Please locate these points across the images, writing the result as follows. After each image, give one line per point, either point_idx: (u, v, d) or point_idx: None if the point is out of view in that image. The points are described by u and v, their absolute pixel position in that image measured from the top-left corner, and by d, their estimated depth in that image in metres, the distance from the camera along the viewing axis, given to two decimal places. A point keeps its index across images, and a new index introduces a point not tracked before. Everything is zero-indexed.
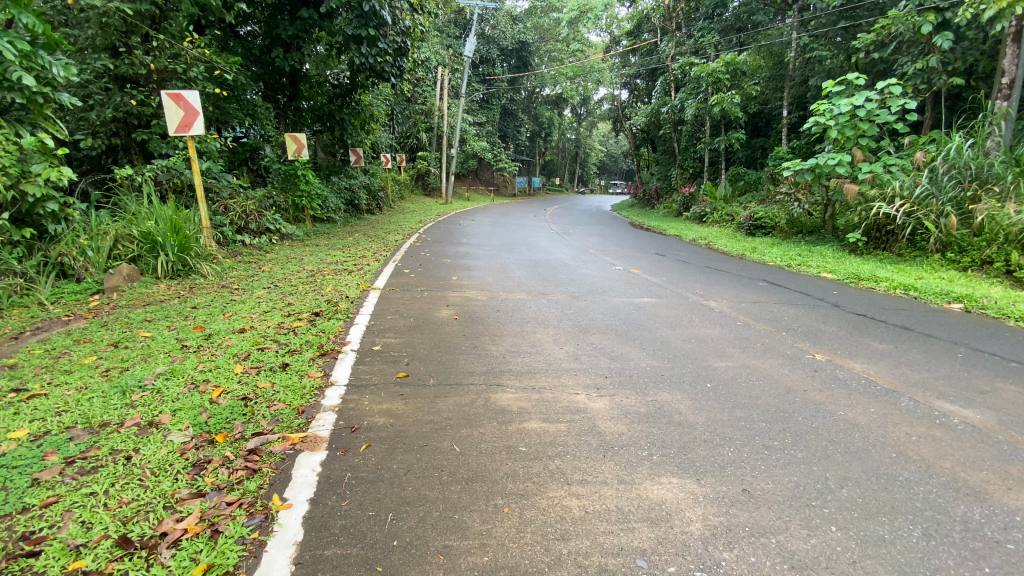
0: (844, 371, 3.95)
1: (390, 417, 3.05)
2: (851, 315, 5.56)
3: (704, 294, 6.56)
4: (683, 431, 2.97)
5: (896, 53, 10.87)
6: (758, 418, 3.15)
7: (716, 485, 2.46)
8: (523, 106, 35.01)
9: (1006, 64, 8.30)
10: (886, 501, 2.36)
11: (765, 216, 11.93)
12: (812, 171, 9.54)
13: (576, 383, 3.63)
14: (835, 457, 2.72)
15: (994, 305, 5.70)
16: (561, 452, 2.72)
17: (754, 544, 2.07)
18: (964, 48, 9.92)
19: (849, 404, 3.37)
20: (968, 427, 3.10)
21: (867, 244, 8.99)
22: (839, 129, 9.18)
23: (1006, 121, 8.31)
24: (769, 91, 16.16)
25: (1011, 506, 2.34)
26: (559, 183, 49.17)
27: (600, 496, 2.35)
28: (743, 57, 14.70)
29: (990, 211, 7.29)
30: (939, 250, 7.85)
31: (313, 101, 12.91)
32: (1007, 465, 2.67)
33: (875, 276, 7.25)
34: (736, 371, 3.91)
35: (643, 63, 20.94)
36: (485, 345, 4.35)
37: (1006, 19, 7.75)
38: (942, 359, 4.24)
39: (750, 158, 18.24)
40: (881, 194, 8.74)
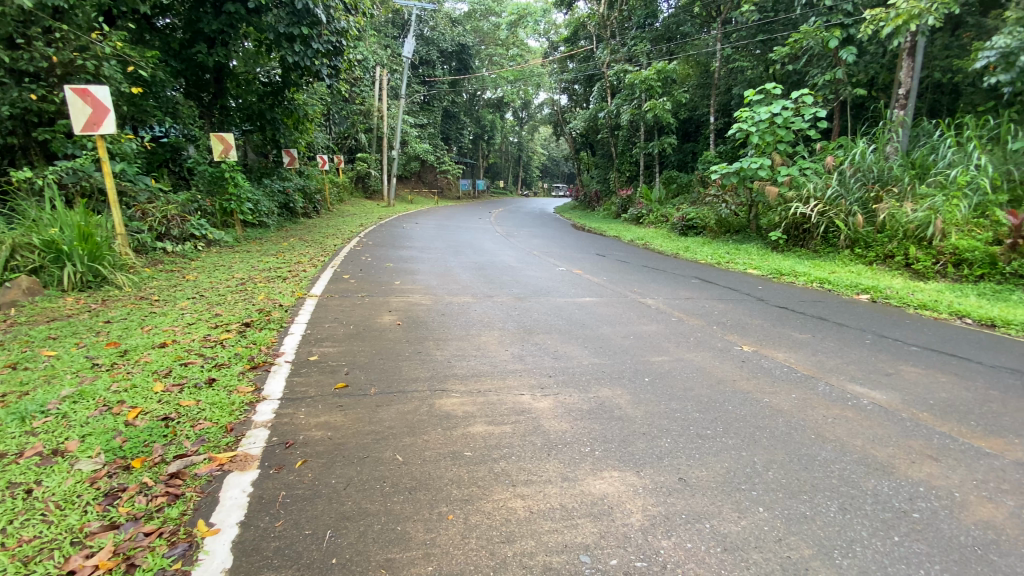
0: (769, 361, 4.22)
1: (328, 430, 2.93)
2: (774, 309, 5.96)
3: (641, 292, 6.82)
4: (623, 424, 3.06)
5: (808, 65, 11.78)
6: (691, 408, 3.30)
7: (654, 476, 2.55)
8: (465, 108, 34.86)
9: (903, 76, 9.13)
10: (805, 480, 2.54)
11: (696, 217, 12.56)
12: (737, 174, 10.18)
13: (521, 384, 3.66)
14: (761, 442, 2.90)
15: (895, 295, 6.30)
16: (506, 453, 2.73)
17: (690, 530, 2.16)
18: (867, 61, 10.89)
19: (773, 391, 3.61)
20: (875, 406, 3.41)
21: (787, 242, 9.69)
22: (760, 134, 9.85)
23: (903, 129, 9.12)
24: (697, 98, 17.05)
25: (913, 478, 2.59)
26: (503, 186, 49.51)
27: (544, 496, 2.37)
28: (673, 66, 15.45)
29: (891, 211, 8.04)
30: (848, 246, 8.57)
31: (242, 99, 12.43)
32: (909, 441, 2.95)
33: (794, 271, 7.82)
34: (671, 364, 4.08)
35: (581, 70, 21.29)
36: (429, 350, 4.28)
37: (902, 35, 8.55)
38: (853, 346, 4.63)
39: (681, 162, 19.16)
40: (798, 195, 9.41)
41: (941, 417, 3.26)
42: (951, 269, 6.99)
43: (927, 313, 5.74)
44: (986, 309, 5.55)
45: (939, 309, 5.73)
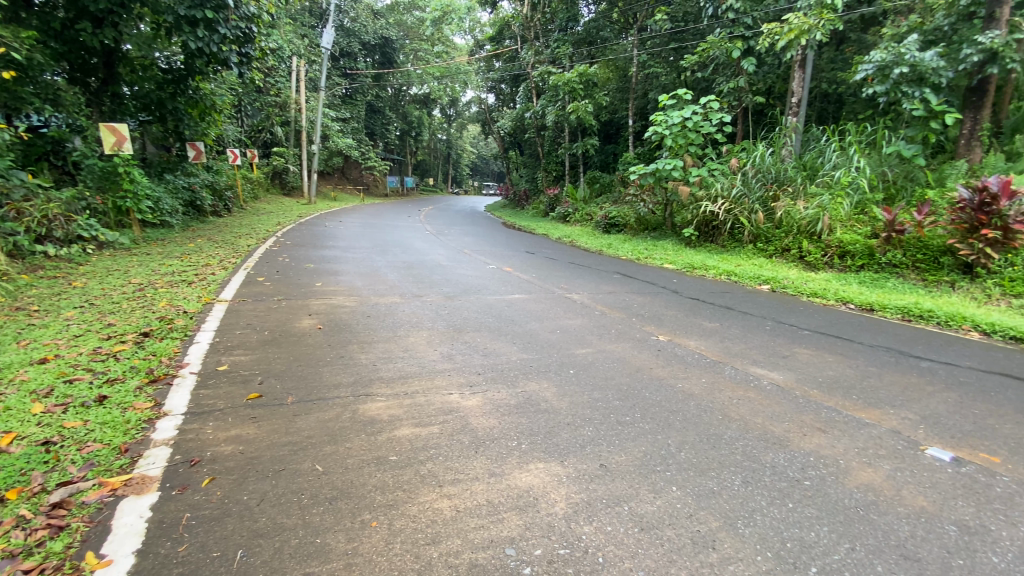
0: (682, 349, 4.52)
1: (239, 444, 2.75)
2: (688, 301, 6.36)
3: (567, 288, 7.01)
4: (549, 417, 3.15)
5: (715, 74, 12.67)
6: (612, 397, 3.45)
7: (577, 464, 2.64)
8: (390, 103, 33.86)
9: (796, 86, 10.07)
10: (713, 458, 2.75)
11: (618, 215, 13.13)
12: (654, 175, 10.76)
13: (449, 383, 3.64)
14: (675, 425, 3.10)
15: (791, 285, 6.96)
16: (433, 454, 2.71)
17: (610, 514, 2.26)
18: (765, 71, 11.90)
19: (686, 377, 3.87)
20: (773, 386, 3.76)
21: (699, 238, 10.39)
22: (673, 137, 10.49)
23: (795, 134, 10.03)
24: (617, 101, 17.78)
25: (804, 449, 2.89)
26: (432, 184, 48.84)
27: (471, 493, 2.38)
28: (593, 69, 16.02)
29: (787, 208, 8.87)
30: (751, 241, 9.36)
31: (137, 87, 11.38)
32: (801, 415, 3.29)
33: (705, 265, 8.42)
34: (594, 356, 4.25)
35: (507, 69, 21.52)
36: (353, 354, 4.15)
37: (794, 49, 9.41)
38: (756, 332, 5.06)
39: (604, 162, 19.92)
40: (708, 194, 10.13)
41: (827, 393, 3.65)
42: (836, 260, 7.82)
43: (818, 300, 6.39)
44: (865, 295, 6.27)
45: (827, 297, 6.40)
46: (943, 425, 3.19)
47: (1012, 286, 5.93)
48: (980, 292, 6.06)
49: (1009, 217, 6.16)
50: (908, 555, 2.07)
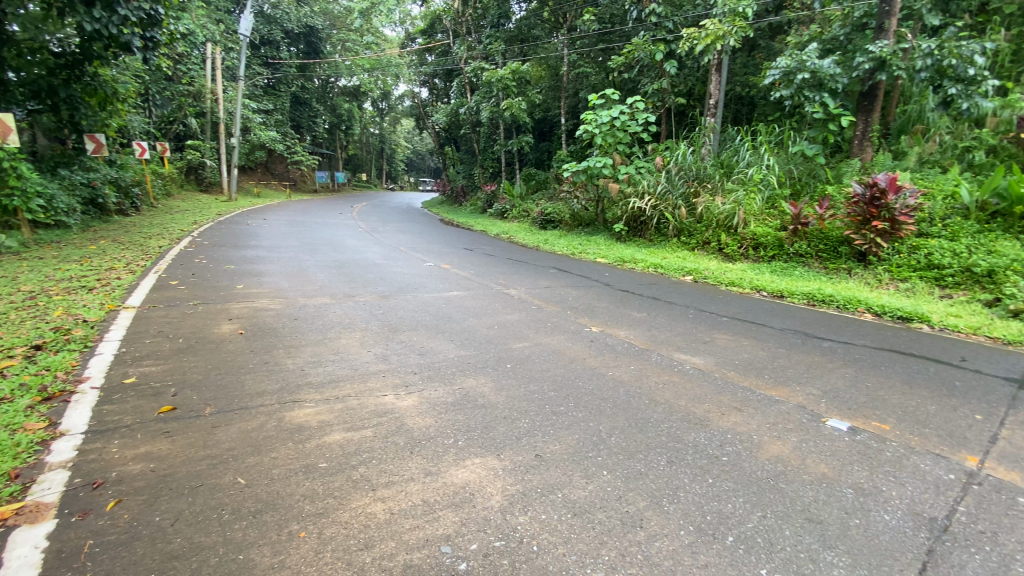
0: (613, 339, 4.70)
1: (150, 462, 2.54)
2: (619, 293, 6.61)
3: (504, 284, 7.07)
4: (486, 412, 3.17)
5: (640, 75, 13.21)
6: (547, 388, 3.53)
7: (513, 457, 2.68)
8: (317, 95, 32.29)
9: (713, 88, 10.70)
10: (641, 441, 2.89)
11: (554, 211, 13.38)
12: (585, 172, 11.07)
13: (383, 384, 3.56)
14: (606, 412, 3.22)
15: (711, 275, 7.43)
16: (365, 458, 2.65)
17: (544, 503, 2.32)
18: (686, 74, 12.55)
19: (617, 366, 4.03)
20: (696, 370, 4.00)
21: (629, 233, 10.82)
22: (602, 135, 10.84)
23: (713, 134, 10.69)
24: (549, 99, 17.93)
25: (722, 427, 3.10)
26: (366, 180, 47.30)
27: (406, 494, 2.35)
28: (525, 67, 16.21)
29: (707, 204, 9.44)
30: (676, 235, 9.88)
31: (25, 72, 9.99)
32: (721, 396, 3.53)
33: (634, 258, 8.79)
34: (530, 350, 4.31)
35: (439, 63, 21.26)
36: (279, 359, 3.95)
37: (711, 53, 9.99)
38: (680, 321, 5.36)
39: (539, 159, 20.20)
40: (636, 191, 10.57)
41: (744, 374, 3.95)
42: (750, 251, 8.44)
43: (735, 289, 6.87)
44: (775, 283, 6.81)
45: (743, 285, 6.89)
46: (841, 398, 3.54)
47: (897, 271, 6.66)
48: (871, 278, 6.76)
49: (895, 210, 6.81)
50: (811, 518, 2.28)
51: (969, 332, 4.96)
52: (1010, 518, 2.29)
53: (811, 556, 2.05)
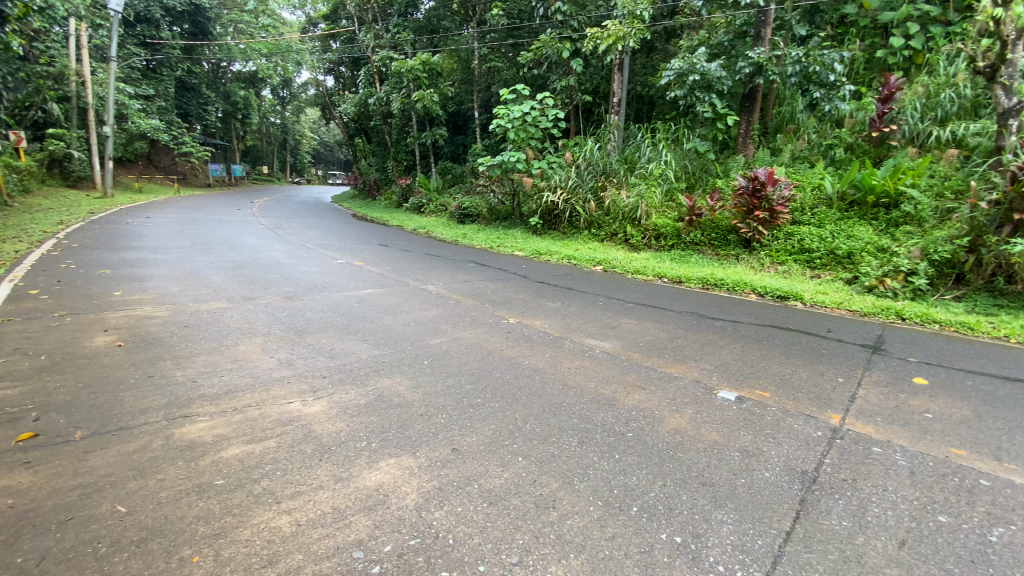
0: (529, 329, 4.81)
1: (4, 500, 2.20)
2: (535, 284, 6.77)
3: (421, 279, 6.95)
4: (401, 410, 3.11)
5: (549, 71, 13.51)
6: (464, 382, 3.54)
7: (429, 453, 2.66)
8: (207, 81, 29.23)
9: (616, 87, 11.22)
10: (555, 425, 2.99)
11: (470, 205, 13.36)
12: (500, 166, 11.16)
13: (289, 391, 3.36)
14: (522, 400, 3.30)
15: (620, 264, 7.83)
16: (269, 470, 2.49)
17: (460, 495, 2.33)
18: (591, 72, 13.04)
19: (532, 354, 4.13)
20: (606, 354, 4.22)
21: (543, 226, 11.10)
22: (515, 130, 10.97)
23: (618, 131, 11.24)
24: (462, 93, 17.65)
25: (628, 405, 3.30)
26: (268, 174, 44.03)
27: (314, 504, 2.25)
28: (436, 58, 15.97)
29: (614, 197, 9.92)
30: (587, 227, 10.29)
31: None
32: (628, 377, 3.75)
33: (550, 251, 9.02)
34: (447, 344, 4.29)
35: (345, 51, 20.32)
36: (167, 372, 3.58)
37: (613, 53, 10.45)
38: (592, 309, 5.60)
39: (454, 153, 20.02)
40: (549, 185, 10.87)
41: (648, 355, 4.22)
42: (653, 241, 9.01)
43: (641, 277, 7.31)
44: (675, 270, 7.34)
45: (647, 273, 7.35)
46: (731, 371, 3.91)
47: (776, 256, 7.45)
48: (755, 263, 7.51)
49: (772, 201, 7.59)
50: (706, 482, 2.51)
51: (834, 307, 5.68)
52: (864, 466, 2.66)
53: (705, 516, 2.25)
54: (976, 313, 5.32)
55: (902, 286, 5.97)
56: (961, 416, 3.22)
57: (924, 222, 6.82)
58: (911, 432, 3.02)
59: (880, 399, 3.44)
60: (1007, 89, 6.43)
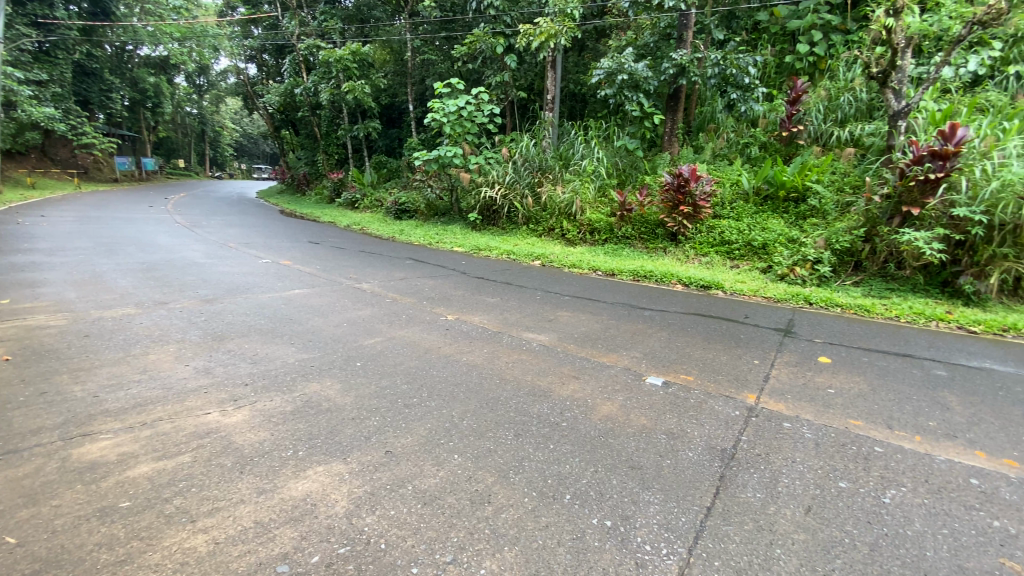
0: (467, 325, 4.79)
1: None
2: (473, 280, 6.74)
3: (354, 278, 6.71)
4: (331, 415, 2.99)
5: (484, 66, 13.45)
6: (399, 382, 3.46)
7: (361, 457, 2.58)
8: (111, 65, 26.25)
9: (550, 83, 11.36)
10: (492, 420, 3.00)
11: (407, 201, 13.07)
12: (437, 161, 11.00)
13: (208, 402, 3.14)
14: (459, 397, 3.28)
15: (557, 259, 7.97)
16: (184, 487, 2.32)
17: (393, 499, 2.27)
18: (526, 69, 13.11)
19: (470, 350, 4.11)
20: (542, 347, 4.28)
21: (482, 222, 11.08)
22: (450, 125, 10.84)
23: (553, 127, 11.40)
24: (395, 85, 17.25)
25: (564, 396, 3.37)
26: (184, 167, 40.72)
27: (234, 519, 2.11)
28: (367, 49, 15.44)
29: (550, 193, 10.06)
30: (525, 222, 10.39)
31: None
32: (564, 368, 3.83)
33: (489, 246, 9.02)
34: (382, 344, 4.18)
35: (268, 38, 19.19)
36: (62, 388, 3.22)
37: (546, 50, 10.56)
38: (530, 303, 5.66)
39: (388, 147, 19.47)
40: (486, 180, 10.86)
41: (583, 346, 4.33)
42: (587, 235, 9.25)
43: (576, 271, 7.48)
44: (609, 263, 7.57)
45: (583, 267, 7.53)
46: (659, 358, 4.10)
47: (701, 248, 7.88)
48: (682, 255, 7.91)
49: (696, 196, 8.02)
50: (635, 465, 2.61)
51: (751, 295, 6.10)
52: (775, 440, 2.89)
53: (634, 498, 2.35)
54: (870, 297, 5.90)
55: (809, 274, 6.50)
56: (858, 389, 3.57)
57: (828, 215, 7.46)
58: (816, 406, 3.31)
59: (790, 378, 3.75)
60: (894, 94, 7.11)
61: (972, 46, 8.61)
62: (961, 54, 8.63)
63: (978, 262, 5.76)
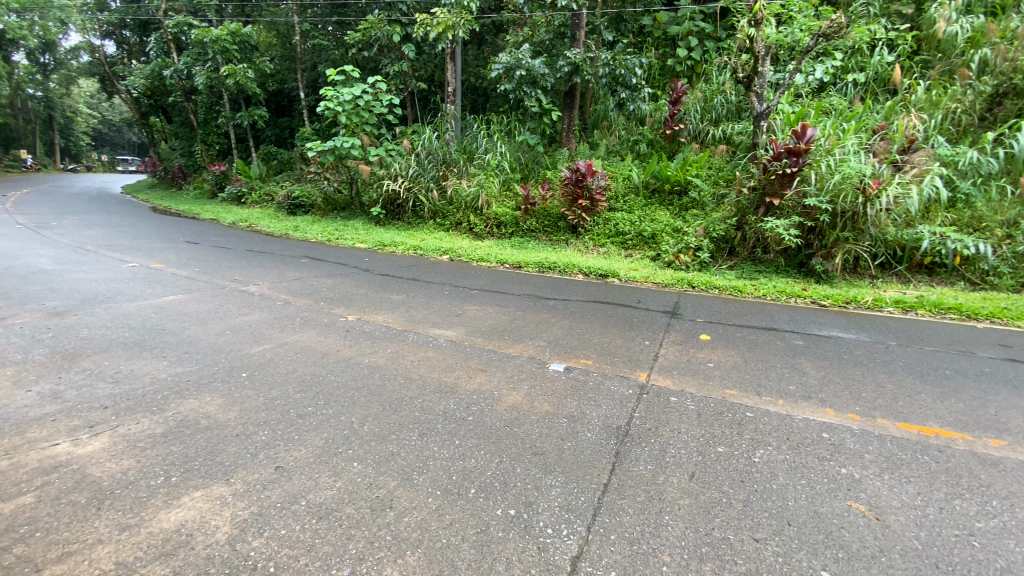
0: (369, 325, 4.60)
1: None
2: (376, 277, 6.49)
3: (241, 280, 6.14)
4: (212, 433, 2.71)
5: (380, 55, 12.92)
6: (293, 391, 3.23)
7: (246, 476, 2.37)
8: None
9: (450, 75, 11.20)
10: (394, 422, 2.91)
11: (301, 195, 12.23)
12: (333, 152, 10.40)
13: (55, 432, 2.70)
14: (359, 401, 3.14)
15: (465, 253, 7.93)
16: (21, 535, 1.97)
17: (284, 517, 2.12)
18: (425, 60, 12.83)
19: (371, 351, 3.96)
20: (448, 342, 4.24)
21: (386, 216, 10.72)
22: (346, 115, 10.30)
23: (455, 120, 11.28)
24: (283, 70, 16.03)
25: (469, 390, 3.36)
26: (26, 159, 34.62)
27: (87, 564, 1.84)
28: (248, 29, 14.14)
29: (455, 186, 9.97)
30: (432, 216, 10.22)
31: None
32: (470, 362, 3.82)
33: (393, 241, 8.74)
34: (273, 351, 3.88)
35: (127, 12, 16.85)
36: None
37: (445, 41, 10.40)
38: (435, 298, 5.58)
39: (278, 137, 18.07)
40: (388, 173, 10.52)
41: (488, 338, 4.36)
42: (494, 229, 9.32)
43: (484, 264, 7.49)
44: (516, 255, 7.69)
45: (490, 260, 7.57)
46: (561, 346, 4.24)
47: (599, 239, 8.30)
48: (582, 246, 8.26)
49: (592, 190, 8.41)
50: (538, 451, 2.68)
51: (643, 281, 6.53)
52: (664, 415, 3.12)
53: (536, 484, 2.41)
54: (742, 279, 6.60)
55: (691, 260, 7.12)
56: (732, 361, 3.98)
57: (706, 206, 8.20)
58: (699, 380, 3.63)
59: (676, 355, 4.08)
60: (757, 97, 7.95)
61: (817, 56, 9.88)
62: (809, 63, 9.87)
63: (826, 245, 6.67)
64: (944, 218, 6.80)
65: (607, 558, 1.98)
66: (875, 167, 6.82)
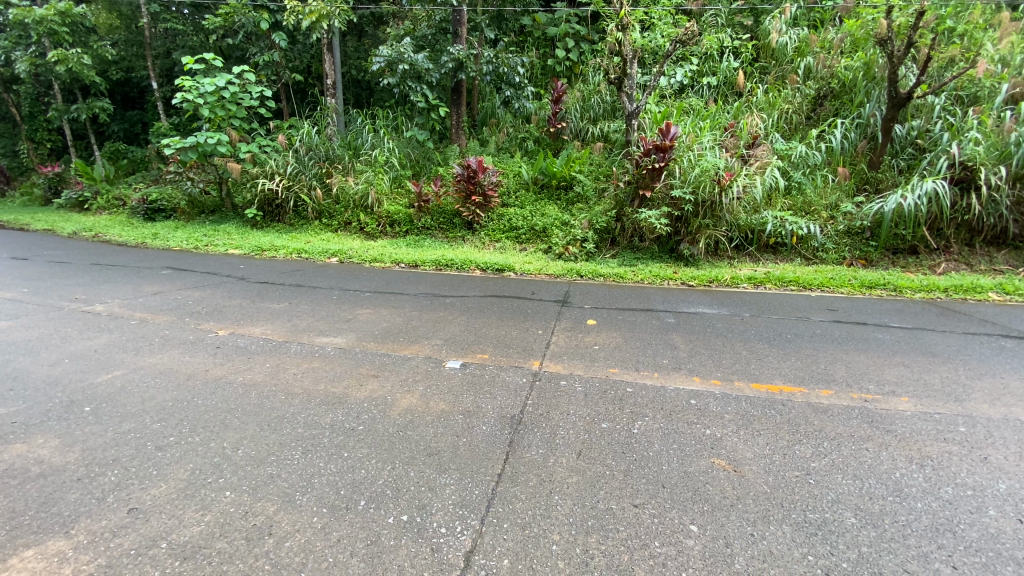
0: (245, 339, 4.23)
1: None
2: (255, 286, 5.97)
3: (85, 299, 5.30)
4: (45, 481, 2.32)
5: (247, 43, 11.84)
6: (151, 421, 2.87)
7: (93, 525, 2.07)
8: None
9: (328, 67, 10.58)
10: (273, 442, 2.71)
11: (160, 198, 10.84)
12: (195, 150, 9.35)
13: None
14: (232, 424, 2.87)
15: (355, 254, 7.58)
16: None
17: (140, 564, 1.88)
18: (299, 50, 11.98)
19: (247, 367, 3.64)
20: (336, 350, 4.04)
21: (264, 218, 9.90)
22: (209, 107, 9.29)
23: (336, 115, 10.69)
24: (130, 56, 14.03)
25: (359, 399, 3.23)
26: None
27: None
28: (80, 8, 12.14)
29: (341, 184, 9.46)
30: (316, 217, 9.62)
31: None
32: (359, 369, 3.68)
33: (274, 245, 8.09)
34: (127, 378, 3.41)
35: None
36: None
37: (319, 31, 9.79)
38: (322, 304, 5.28)
39: (129, 133, 15.79)
40: (263, 171, 9.67)
41: (380, 342, 4.23)
42: (386, 228, 9.03)
43: (376, 265, 7.23)
44: (409, 254, 7.52)
45: (382, 261, 7.33)
46: (456, 343, 4.25)
47: (493, 235, 8.41)
48: (478, 242, 8.32)
49: (484, 186, 8.46)
50: (431, 452, 2.66)
51: (536, 273, 6.75)
52: (554, 400, 3.25)
53: (430, 485, 2.39)
54: (624, 266, 7.09)
55: (578, 251, 7.50)
56: (615, 343, 4.27)
57: (590, 199, 8.67)
58: (586, 363, 3.84)
59: (566, 342, 4.27)
60: (628, 97, 8.55)
61: (677, 61, 10.88)
62: (671, 67, 10.84)
63: (691, 231, 7.41)
64: (783, 203, 7.87)
65: (499, 548, 2.03)
66: (727, 161, 7.68)
